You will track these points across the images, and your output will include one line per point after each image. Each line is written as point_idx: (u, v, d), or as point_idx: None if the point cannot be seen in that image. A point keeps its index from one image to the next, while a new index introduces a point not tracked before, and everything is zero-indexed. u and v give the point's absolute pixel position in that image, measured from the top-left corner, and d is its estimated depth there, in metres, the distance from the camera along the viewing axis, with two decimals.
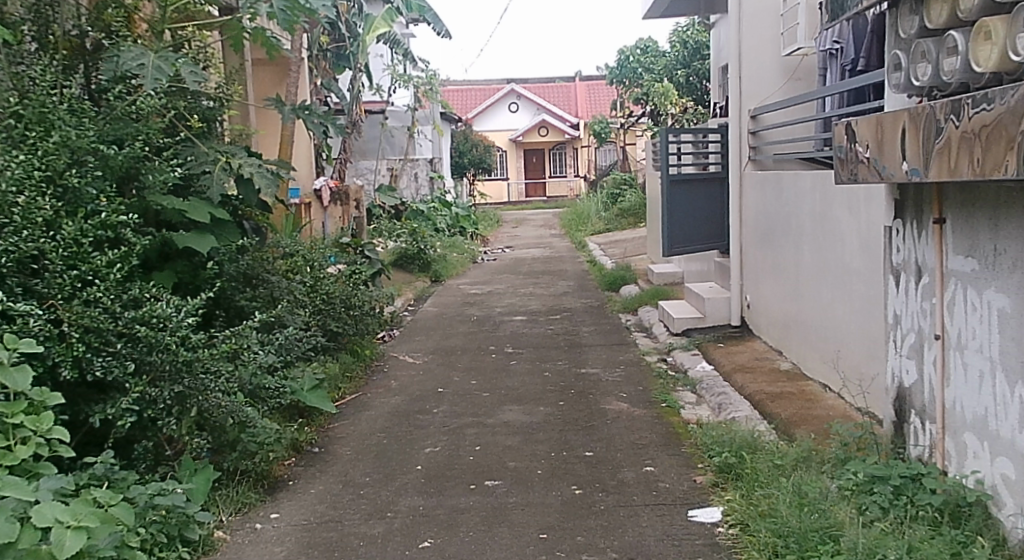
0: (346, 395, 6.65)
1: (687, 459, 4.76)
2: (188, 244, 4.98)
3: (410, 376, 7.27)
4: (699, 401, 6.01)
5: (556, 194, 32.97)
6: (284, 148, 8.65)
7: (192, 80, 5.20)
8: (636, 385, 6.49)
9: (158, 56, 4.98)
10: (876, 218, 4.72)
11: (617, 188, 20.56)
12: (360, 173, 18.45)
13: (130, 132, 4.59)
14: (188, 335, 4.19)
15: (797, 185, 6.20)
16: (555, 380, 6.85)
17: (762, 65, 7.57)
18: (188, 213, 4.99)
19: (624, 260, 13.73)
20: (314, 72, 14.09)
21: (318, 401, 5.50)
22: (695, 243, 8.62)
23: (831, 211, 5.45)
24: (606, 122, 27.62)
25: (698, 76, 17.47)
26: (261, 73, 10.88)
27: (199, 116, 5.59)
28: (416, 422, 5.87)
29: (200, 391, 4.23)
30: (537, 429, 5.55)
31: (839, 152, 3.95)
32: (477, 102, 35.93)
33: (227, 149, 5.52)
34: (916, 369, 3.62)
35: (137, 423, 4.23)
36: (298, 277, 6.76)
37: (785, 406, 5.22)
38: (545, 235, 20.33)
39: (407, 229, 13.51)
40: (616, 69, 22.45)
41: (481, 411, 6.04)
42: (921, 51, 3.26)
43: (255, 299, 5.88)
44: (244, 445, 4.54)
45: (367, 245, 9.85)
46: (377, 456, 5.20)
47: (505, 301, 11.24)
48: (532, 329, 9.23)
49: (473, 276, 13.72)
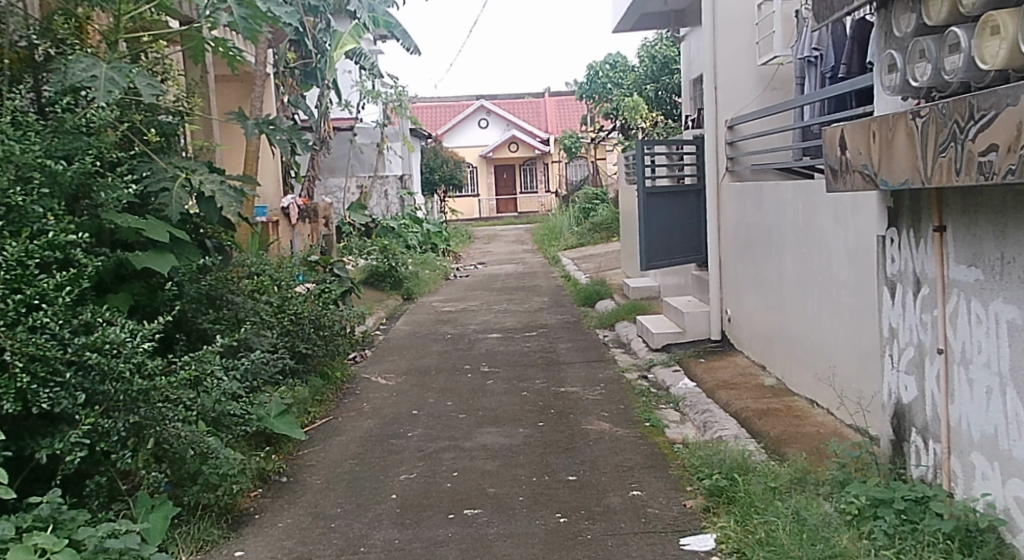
0: (315, 420, 6.39)
1: (675, 482, 4.55)
2: (147, 265, 4.72)
3: (384, 398, 7.01)
4: (683, 419, 5.81)
5: (527, 209, 33.09)
6: (249, 165, 8.40)
7: (148, 93, 4.92)
8: (617, 404, 6.29)
9: (112, 67, 4.69)
10: (864, 227, 4.58)
11: (589, 202, 20.45)
12: (330, 192, 18.20)
13: (80, 147, 4.33)
14: (144, 362, 3.98)
15: (778, 196, 6.04)
16: (534, 400, 6.62)
17: (739, 74, 7.36)
18: (146, 232, 4.72)
19: (598, 275, 13.57)
20: (280, 89, 13.86)
21: (287, 429, 5.26)
22: (675, 255, 8.42)
23: (816, 221, 5.29)
24: (577, 136, 27.62)
25: (667, 90, 17.49)
26: (224, 89, 10.64)
27: (156, 130, 5.33)
28: (389, 447, 5.62)
29: (157, 421, 4.02)
30: (517, 453, 5.32)
31: (831, 160, 3.78)
32: (446, 119, 35.81)
33: (187, 164, 5.26)
34: (915, 385, 3.44)
35: (89, 457, 3.99)
36: (264, 297, 6.53)
37: (774, 424, 5.03)
38: (517, 251, 20.15)
39: (377, 246, 13.26)
40: (585, 84, 22.45)
41: (457, 435, 5.80)
42: (921, 49, 3.09)
43: (217, 322, 5.63)
44: (206, 478, 4.28)
45: (337, 263, 9.60)
46: (350, 486, 4.94)
47: (479, 319, 11.02)
48: (508, 347, 9.00)
49: (446, 293, 13.49)
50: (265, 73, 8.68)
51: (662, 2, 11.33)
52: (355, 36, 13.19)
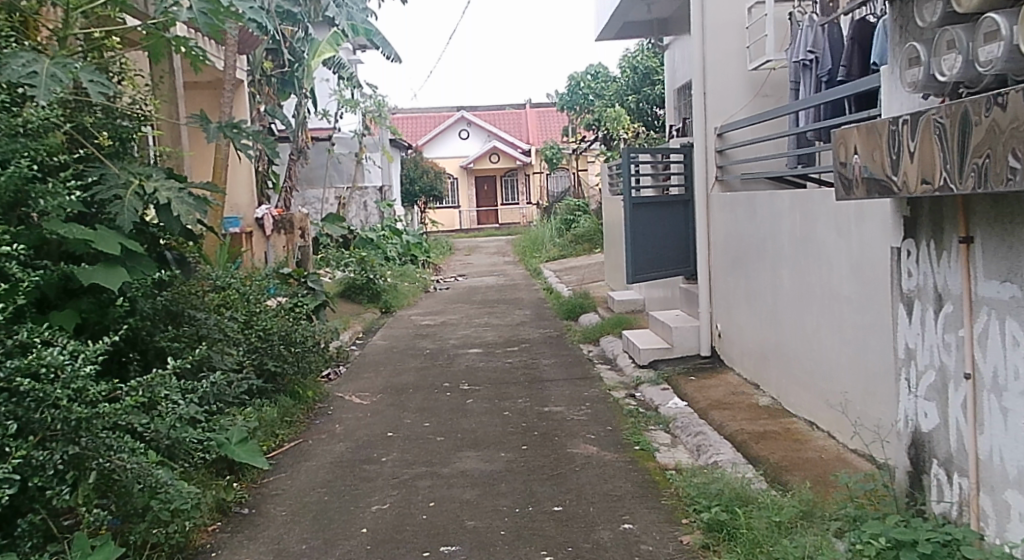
0: (284, 443, 6.00)
1: (669, 514, 4.21)
2: (94, 279, 4.34)
3: (357, 419, 6.62)
4: (674, 442, 5.47)
5: (508, 220, 32.74)
6: (218, 173, 7.98)
7: (95, 91, 4.56)
8: (604, 425, 5.94)
9: (55, 63, 4.40)
10: (869, 238, 4.29)
11: (571, 213, 20.11)
12: (308, 203, 17.78)
13: (16, 150, 4.02)
14: (85, 387, 3.69)
15: (772, 206, 5.73)
16: (516, 421, 6.26)
17: (728, 80, 7.04)
18: (94, 244, 4.37)
19: (582, 288, 13.23)
20: (256, 97, 13.51)
21: (249, 456, 4.88)
22: (662, 267, 8.09)
23: (815, 231, 4.98)
24: (558, 147, 27.32)
25: (648, 101, 17.27)
26: (196, 95, 10.26)
27: (110, 133, 5.00)
28: (361, 474, 5.25)
29: (100, 452, 3.74)
30: (497, 480, 4.96)
31: (840, 166, 3.47)
32: (427, 129, 35.51)
33: (142, 170, 4.90)
34: (937, 412, 3.11)
35: (22, 493, 3.67)
36: (228, 313, 6.22)
37: (772, 448, 4.71)
38: (499, 263, 19.79)
39: (355, 257, 12.87)
40: (567, 95, 22.20)
41: (435, 460, 5.44)
42: (948, 40, 2.81)
43: (176, 340, 5.29)
44: (154, 514, 3.95)
45: (310, 276, 9.18)
46: (316, 518, 4.57)
47: (459, 333, 10.65)
48: (489, 363, 8.64)
49: (426, 306, 13.10)
50: (235, 78, 8.31)
51: (645, 10, 11.11)
52: (333, 43, 12.83)
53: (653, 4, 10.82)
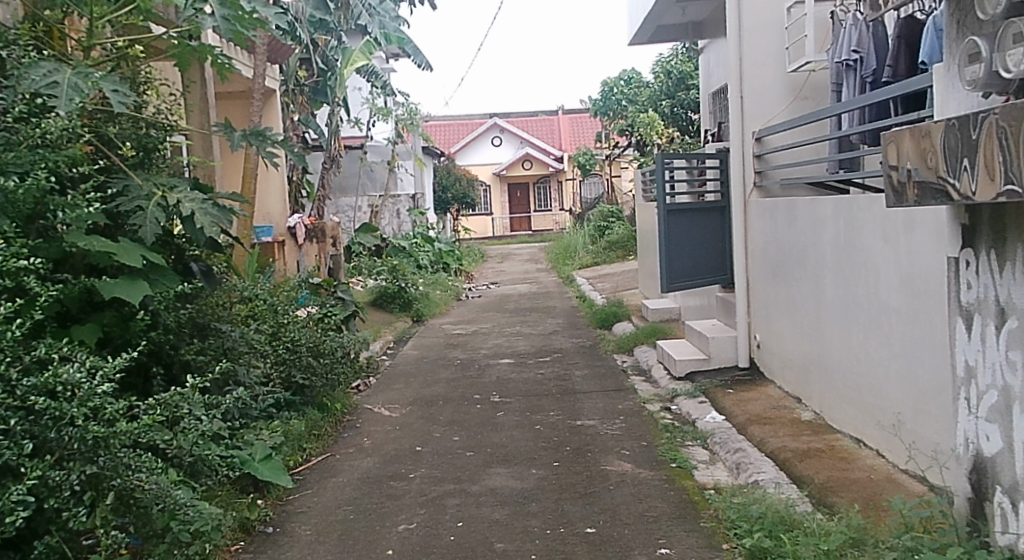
0: (311, 457, 5.87)
1: (708, 537, 4.01)
2: (115, 293, 4.23)
3: (386, 433, 6.48)
4: (712, 459, 5.27)
5: (541, 227, 32.57)
6: (247, 182, 7.87)
7: (116, 101, 4.43)
8: (639, 441, 5.75)
9: (76, 72, 4.30)
10: (919, 247, 4.07)
11: (604, 220, 19.90)
12: (341, 211, 17.73)
13: (36, 161, 3.92)
14: (102, 405, 3.56)
15: (813, 213, 5.52)
16: (548, 435, 6.08)
17: (767, 82, 6.82)
18: (116, 256, 4.26)
19: (616, 296, 13.02)
20: (289, 106, 13.48)
21: (272, 474, 4.75)
22: (698, 276, 7.86)
23: (860, 240, 4.77)
24: (591, 154, 27.13)
25: (683, 106, 16.86)
26: (227, 105, 10.21)
27: (134, 144, 4.91)
28: (388, 491, 5.09)
29: (118, 472, 3.62)
30: (528, 499, 4.78)
31: (890, 170, 3.26)
32: (460, 137, 35.45)
33: (166, 181, 4.79)
34: (1000, 435, 2.90)
35: (38, 514, 3.55)
36: (255, 324, 6.11)
37: (816, 467, 4.50)
38: (532, 271, 19.61)
39: (386, 266, 12.78)
40: (600, 101, 22.01)
41: (464, 476, 5.27)
42: (1015, 33, 2.64)
43: (202, 353, 5.18)
44: (174, 535, 3.84)
45: (340, 286, 9.04)
46: (341, 538, 4.43)
47: (491, 342, 10.49)
48: (521, 374, 8.47)
49: (457, 315, 12.96)
50: (264, 87, 8.21)
51: (679, 13, 10.91)
52: (366, 52, 12.74)
53: (687, 7, 10.62)
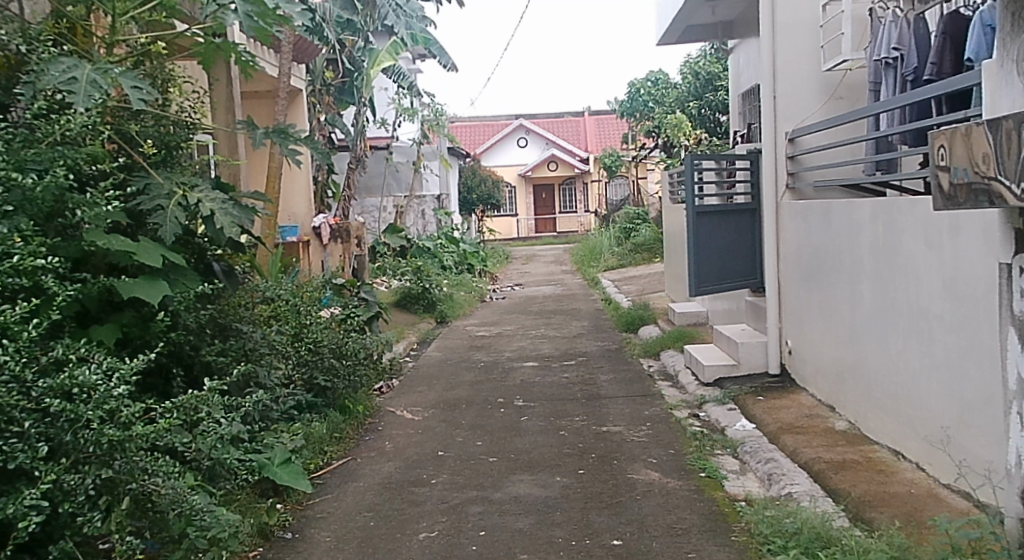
0: (332, 461, 5.78)
1: (740, 553, 3.87)
2: (135, 293, 4.14)
3: (408, 436, 6.37)
4: (743, 469, 5.12)
5: (566, 228, 32.41)
6: (271, 181, 7.80)
7: (136, 98, 4.33)
8: (666, 449, 5.60)
9: (96, 68, 4.23)
10: (965, 253, 3.93)
11: (630, 222, 19.74)
12: (366, 211, 17.65)
13: (55, 159, 3.84)
14: (118, 409, 3.47)
15: (850, 216, 5.36)
16: (572, 441, 5.95)
17: (801, 82, 6.66)
18: (136, 256, 4.18)
19: (642, 298, 12.88)
20: (316, 106, 13.43)
21: (291, 479, 4.65)
22: (727, 280, 7.70)
23: (900, 244, 4.61)
24: (617, 155, 26.95)
25: (710, 108, 16.78)
26: (254, 104, 10.18)
27: (155, 143, 4.83)
28: (410, 497, 4.98)
29: (134, 476, 3.52)
30: (553, 508, 4.65)
31: (937, 170, 3.22)
32: (485, 137, 35.37)
33: (188, 180, 4.71)
34: None
35: (51, 518, 3.46)
36: (277, 325, 6.03)
37: (853, 481, 4.35)
38: (557, 272, 19.48)
39: (410, 266, 12.70)
40: (627, 102, 21.85)
41: (487, 483, 5.15)
42: None
43: (223, 354, 5.10)
44: (190, 542, 3.74)
45: (364, 287, 8.94)
46: (361, 546, 4.32)
47: (514, 345, 10.37)
48: (545, 377, 8.34)
49: (481, 317, 12.84)
50: (288, 85, 8.14)
51: (709, 13, 10.74)
52: (392, 52, 12.67)
53: (716, 7, 10.47)
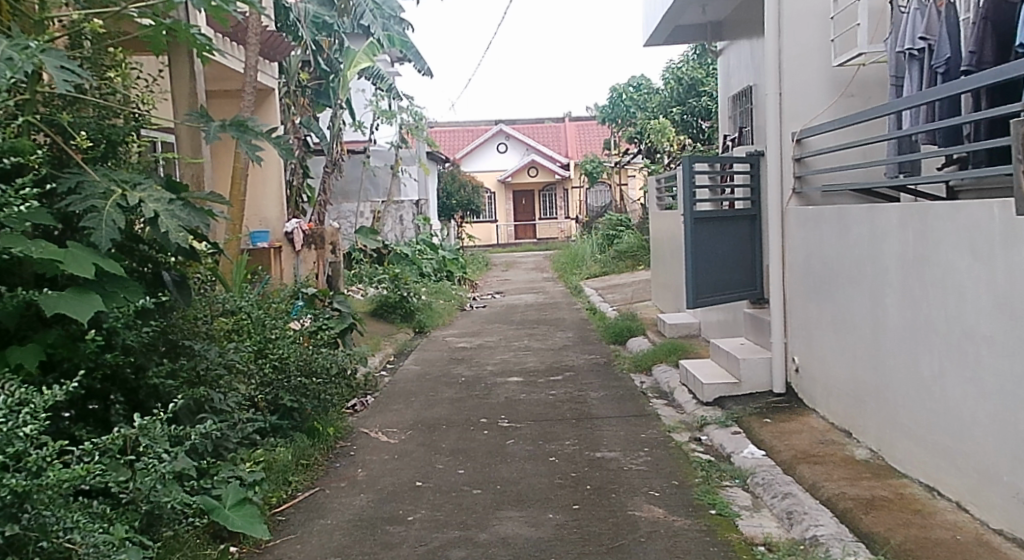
0: (297, 493, 5.18)
1: None
2: (60, 309, 3.53)
3: (383, 463, 5.78)
4: (756, 504, 4.57)
5: (546, 235, 31.87)
6: (235, 183, 7.15)
7: (63, 80, 3.72)
8: (669, 480, 5.05)
9: (12, 44, 3.65)
10: (1020, 264, 3.54)
11: (613, 229, 19.14)
12: (343, 216, 17.02)
13: None
14: (25, 451, 2.86)
15: (872, 223, 4.86)
16: (564, 470, 5.38)
17: (808, 79, 6.14)
18: (63, 265, 3.58)
19: (627, 308, 12.31)
20: (290, 108, 12.64)
21: (247, 524, 4.05)
22: (726, 291, 7.15)
23: (935, 254, 4.16)
24: (598, 161, 26.36)
25: (693, 113, 16.24)
26: (219, 106, 9.56)
27: (91, 135, 4.22)
28: (384, 539, 4.40)
29: (42, 531, 2.91)
30: (545, 553, 4.09)
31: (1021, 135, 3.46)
32: (465, 143, 34.76)
33: (129, 177, 4.11)
34: None
35: None
36: (237, 341, 5.44)
37: (889, 526, 3.83)
38: (538, 280, 18.91)
39: (388, 274, 12.09)
40: (607, 108, 21.35)
41: (471, 521, 4.58)
42: None
43: (173, 376, 4.52)
44: None
45: (337, 297, 8.28)
46: None
47: (497, 357, 9.79)
48: (531, 395, 7.76)
49: (461, 327, 12.23)
50: (254, 81, 7.56)
51: (699, 12, 10.25)
52: (369, 53, 12.09)
53: (707, 6, 9.97)
